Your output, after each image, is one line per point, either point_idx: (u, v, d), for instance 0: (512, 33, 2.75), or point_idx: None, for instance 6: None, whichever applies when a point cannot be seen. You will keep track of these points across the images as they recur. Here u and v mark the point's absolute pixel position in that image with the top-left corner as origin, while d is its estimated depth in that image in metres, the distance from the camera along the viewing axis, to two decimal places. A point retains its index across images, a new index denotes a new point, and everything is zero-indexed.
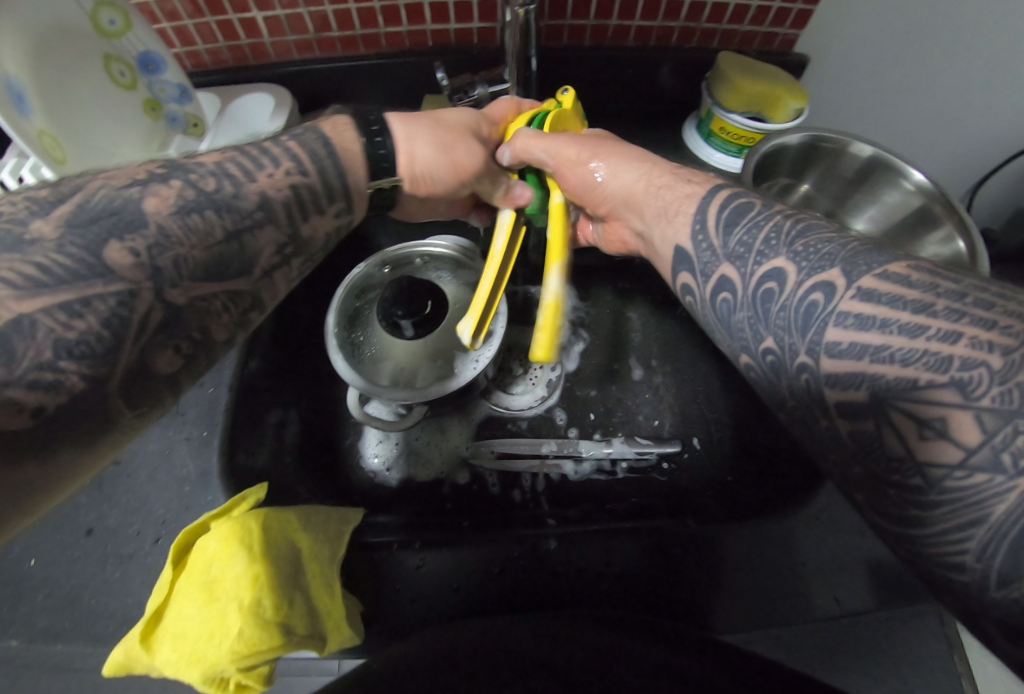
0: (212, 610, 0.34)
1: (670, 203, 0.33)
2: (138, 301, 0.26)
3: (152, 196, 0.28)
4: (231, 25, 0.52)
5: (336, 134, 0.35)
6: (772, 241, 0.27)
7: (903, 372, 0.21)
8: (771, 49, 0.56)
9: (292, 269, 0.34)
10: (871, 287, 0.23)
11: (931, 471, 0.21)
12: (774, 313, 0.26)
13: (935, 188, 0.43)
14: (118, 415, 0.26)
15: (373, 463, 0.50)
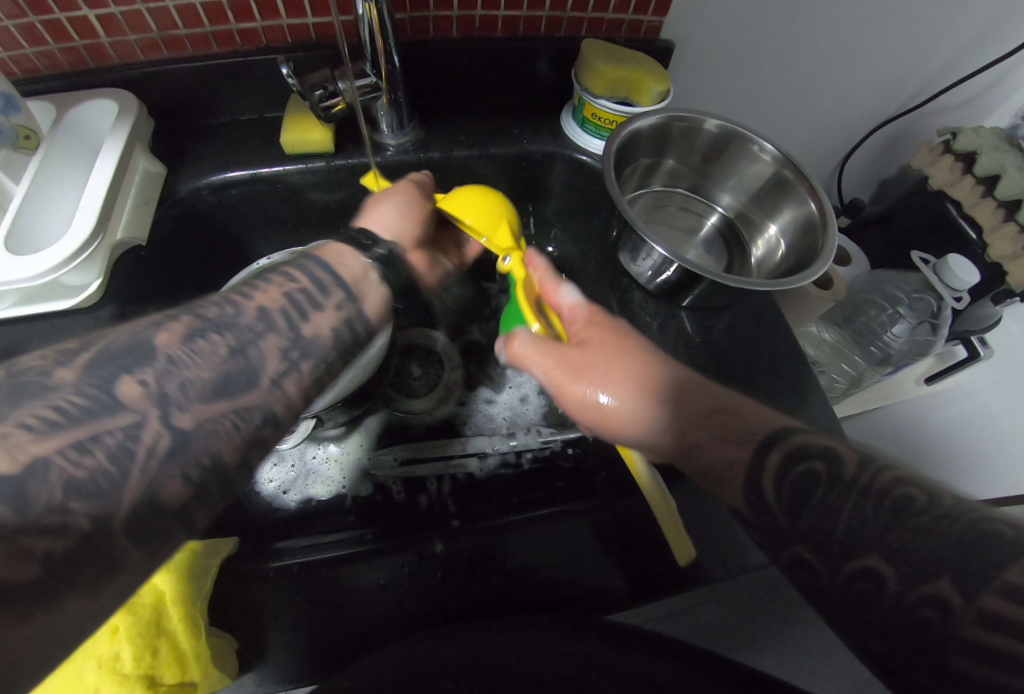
0: (69, 672, 0.32)
1: (712, 465, 0.34)
2: (145, 429, 0.26)
3: (165, 330, 0.28)
4: (59, 26, 0.47)
5: (332, 256, 0.36)
6: (861, 528, 0.28)
7: None
8: (639, 36, 0.56)
9: (304, 374, 0.32)
10: (995, 612, 0.23)
11: None
12: (880, 616, 0.26)
13: (784, 156, 0.46)
14: (126, 556, 0.25)
15: (269, 489, 0.48)
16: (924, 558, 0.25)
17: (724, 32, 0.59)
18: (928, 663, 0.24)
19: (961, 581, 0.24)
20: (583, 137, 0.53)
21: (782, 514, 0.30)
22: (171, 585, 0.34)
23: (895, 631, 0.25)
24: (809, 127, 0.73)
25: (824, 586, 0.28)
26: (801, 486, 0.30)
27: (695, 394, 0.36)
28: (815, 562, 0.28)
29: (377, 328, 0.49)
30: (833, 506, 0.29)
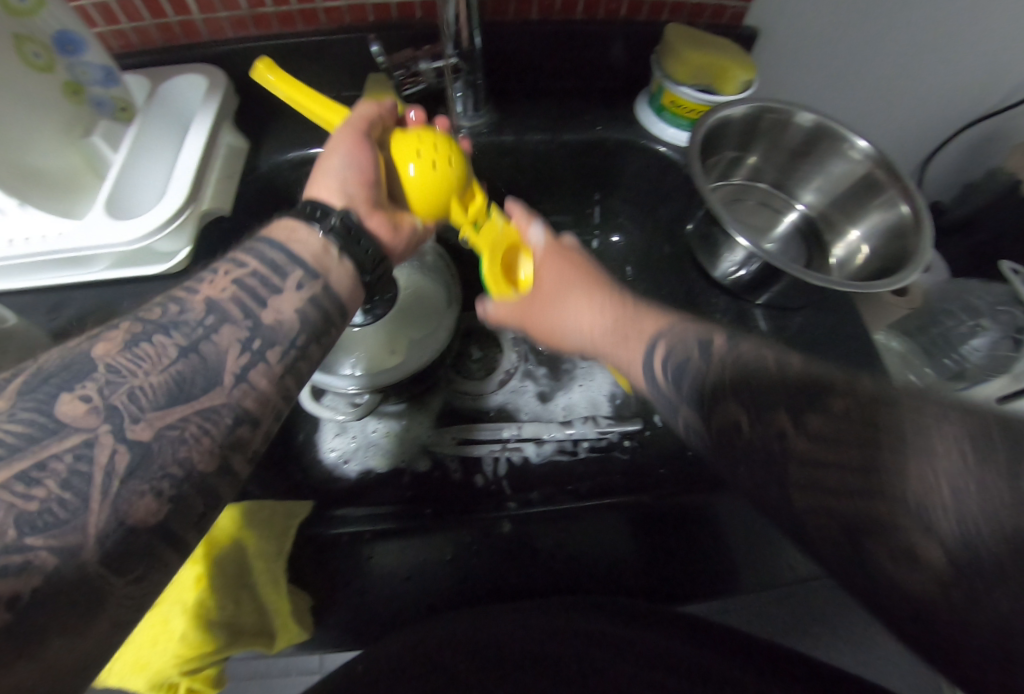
0: (154, 616, 0.33)
1: (624, 357, 0.35)
2: (98, 448, 0.25)
3: (101, 341, 0.28)
4: (158, 2, 0.49)
5: (279, 233, 0.35)
6: (719, 384, 0.29)
7: (869, 505, 0.24)
8: (721, 22, 0.55)
9: (274, 365, 0.31)
10: (816, 429, 0.26)
11: (907, 588, 0.22)
12: (741, 451, 0.27)
13: (878, 155, 0.44)
14: (109, 584, 0.24)
15: (330, 458, 0.50)
16: (768, 398, 0.28)
17: (811, 20, 0.56)
18: (777, 481, 0.26)
19: (789, 408, 0.27)
20: (659, 125, 0.52)
21: (666, 385, 0.32)
22: (254, 541, 0.35)
23: (752, 464, 0.27)
24: (891, 123, 0.69)
25: (702, 434, 0.30)
26: (676, 363, 0.31)
27: (622, 311, 0.37)
28: (696, 421, 0.30)
29: (444, 309, 0.51)
30: (706, 377, 0.30)
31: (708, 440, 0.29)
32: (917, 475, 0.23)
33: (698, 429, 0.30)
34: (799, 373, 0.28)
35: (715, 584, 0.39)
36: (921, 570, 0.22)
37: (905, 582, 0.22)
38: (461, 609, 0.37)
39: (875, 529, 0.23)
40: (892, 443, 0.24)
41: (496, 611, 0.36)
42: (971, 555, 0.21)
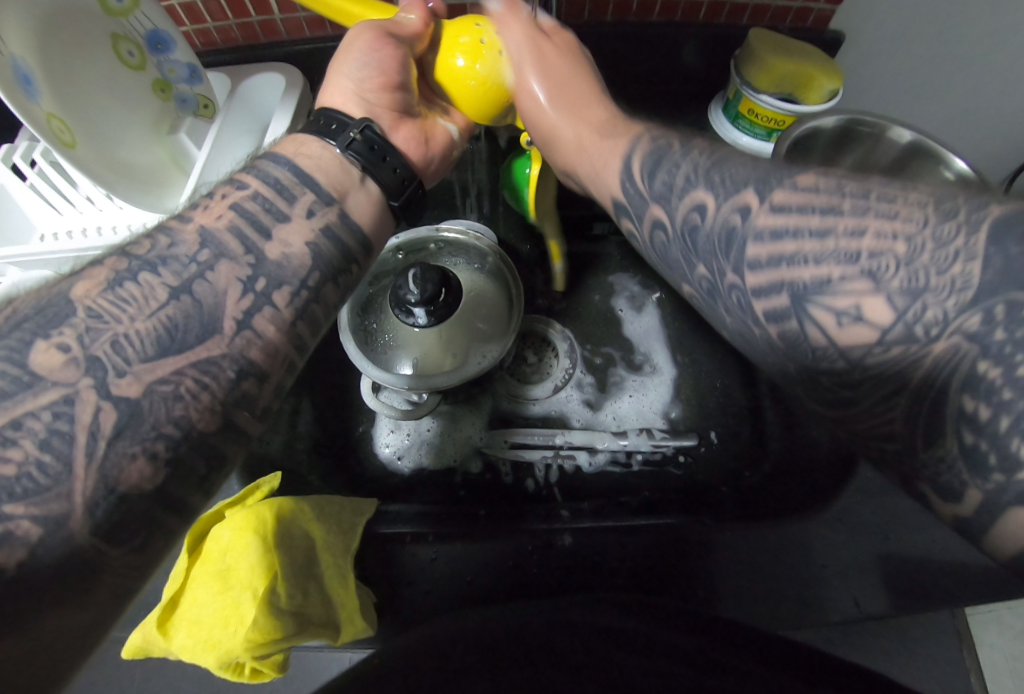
0: (226, 598, 0.34)
1: (598, 160, 0.35)
2: (80, 405, 0.23)
3: (82, 280, 0.26)
4: (241, 2, 0.50)
5: (300, 156, 0.34)
6: (692, 178, 0.28)
7: (817, 271, 0.23)
8: (805, 25, 0.52)
9: (282, 311, 0.30)
10: (783, 200, 0.24)
11: (853, 354, 0.22)
12: (703, 240, 0.27)
13: (978, 177, 0.40)
14: (104, 557, 0.23)
15: (385, 453, 0.51)
16: (738, 179, 0.26)
17: (902, 27, 0.53)
18: (734, 263, 0.26)
19: (758, 184, 0.25)
20: (733, 132, 0.51)
21: (638, 187, 0.32)
22: (325, 533, 0.38)
23: (710, 250, 0.27)
24: (978, 132, 0.65)
25: (671, 239, 0.30)
26: (653, 162, 0.31)
27: (612, 118, 0.36)
28: (663, 216, 0.30)
29: (508, 318, 0.51)
30: (677, 161, 0.30)
31: (676, 239, 0.29)
32: (872, 236, 0.21)
33: (670, 235, 0.30)
34: (774, 162, 0.26)
35: (748, 608, 0.38)
36: (863, 328, 0.21)
37: (846, 344, 0.22)
38: (500, 604, 0.36)
39: (816, 291, 0.23)
40: (851, 207, 0.22)
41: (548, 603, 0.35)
42: (924, 311, 0.20)
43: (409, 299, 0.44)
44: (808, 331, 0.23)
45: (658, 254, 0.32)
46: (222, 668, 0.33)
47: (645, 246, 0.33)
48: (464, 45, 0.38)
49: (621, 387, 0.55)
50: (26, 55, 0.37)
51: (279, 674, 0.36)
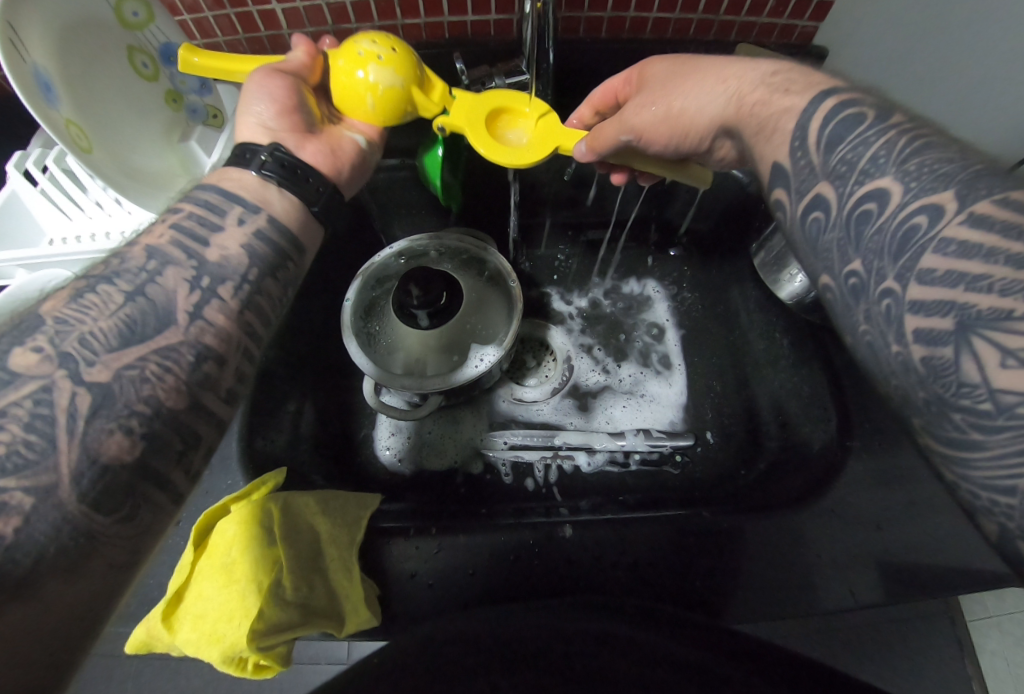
0: (231, 591, 0.34)
1: (768, 119, 0.32)
2: (57, 391, 0.25)
3: (46, 299, 0.28)
4: (251, 18, 0.53)
5: (214, 181, 0.35)
6: (882, 158, 0.26)
7: (1001, 302, 0.21)
8: (790, 42, 0.55)
9: (229, 304, 0.32)
10: (985, 212, 0.22)
11: (1002, 397, 0.21)
12: (870, 232, 0.26)
13: None
14: (96, 526, 0.25)
15: (385, 455, 0.52)
16: (943, 173, 0.24)
17: None
18: (897, 263, 0.24)
19: (959, 188, 0.23)
20: None
21: (816, 157, 0.29)
22: (330, 527, 0.39)
23: (877, 246, 0.25)
24: None
25: (829, 222, 0.28)
26: (842, 130, 0.28)
27: (774, 67, 0.35)
28: (830, 195, 0.28)
29: (506, 318, 0.52)
30: (868, 139, 0.27)
31: (837, 226, 0.28)
32: None
33: (828, 218, 0.28)
34: (991, 167, 0.24)
35: (748, 606, 0.38)
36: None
37: (1000, 386, 0.21)
38: (509, 606, 0.37)
39: (994, 321, 0.21)
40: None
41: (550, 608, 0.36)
42: None
43: (411, 303, 0.46)
44: (963, 359, 0.22)
45: (805, 236, 0.30)
46: (227, 661, 0.33)
47: (791, 224, 0.31)
48: (347, 61, 0.37)
49: (619, 392, 0.56)
50: (47, 63, 0.38)
51: (285, 667, 0.36)
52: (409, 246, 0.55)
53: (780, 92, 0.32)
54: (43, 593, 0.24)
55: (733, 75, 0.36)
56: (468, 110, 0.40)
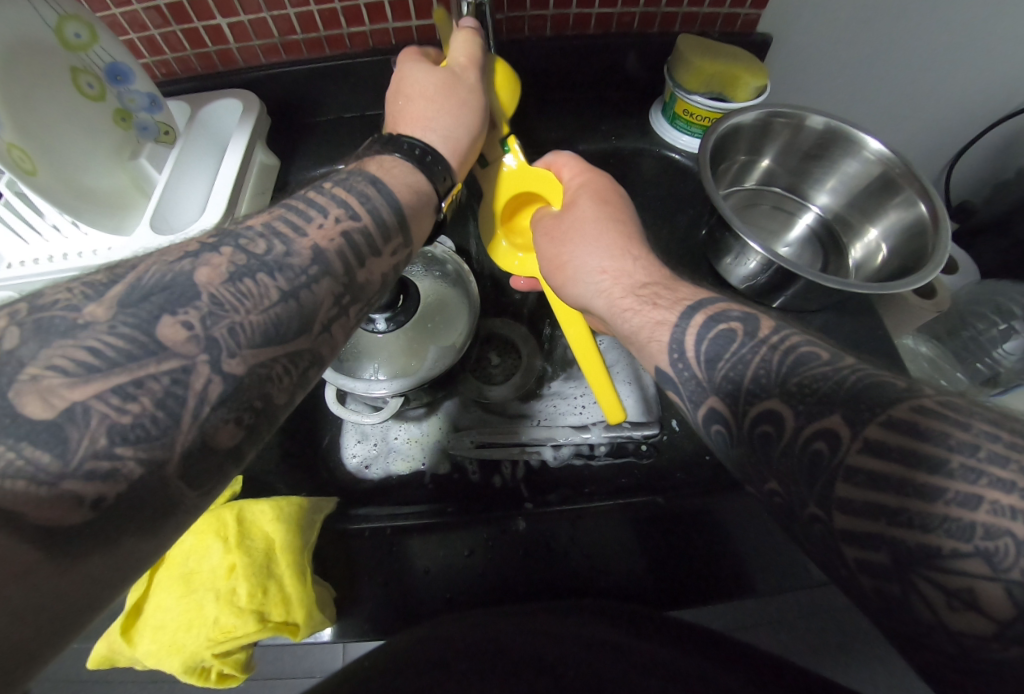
0: (189, 601, 0.35)
1: (638, 327, 0.34)
2: (195, 374, 0.24)
3: (204, 265, 0.26)
4: (197, 33, 0.53)
5: (384, 174, 0.34)
6: (763, 379, 0.27)
7: (926, 538, 0.21)
8: (734, 30, 0.56)
9: (350, 320, 0.31)
10: (879, 440, 0.23)
11: (963, 637, 0.20)
12: (776, 455, 0.25)
13: (891, 156, 0.46)
14: (182, 496, 0.23)
15: (352, 463, 0.52)
16: (824, 395, 0.25)
17: (825, 28, 0.56)
18: (815, 489, 0.24)
19: (849, 413, 0.24)
20: (672, 133, 0.55)
21: (697, 368, 0.30)
22: (284, 534, 0.38)
23: (787, 470, 0.25)
24: (914, 122, 0.67)
25: (734, 436, 0.28)
26: (716, 347, 0.29)
27: (652, 278, 0.36)
28: (725, 410, 0.28)
29: (466, 319, 0.52)
30: (745, 356, 0.28)
31: (743, 441, 0.27)
32: (988, 509, 0.20)
33: (733, 433, 0.28)
34: (857, 365, 0.26)
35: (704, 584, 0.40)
36: (979, 617, 0.20)
37: (956, 628, 0.21)
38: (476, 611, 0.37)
39: (928, 560, 0.21)
40: (959, 466, 0.21)
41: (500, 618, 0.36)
42: None
43: (369, 307, 0.47)
44: (912, 597, 0.21)
45: (714, 445, 0.29)
46: (185, 672, 0.35)
47: (693, 427, 0.31)
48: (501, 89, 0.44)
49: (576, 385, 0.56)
50: None
51: (245, 675, 0.36)
52: None
53: (650, 302, 0.34)
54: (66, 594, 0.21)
55: (621, 265, 0.37)
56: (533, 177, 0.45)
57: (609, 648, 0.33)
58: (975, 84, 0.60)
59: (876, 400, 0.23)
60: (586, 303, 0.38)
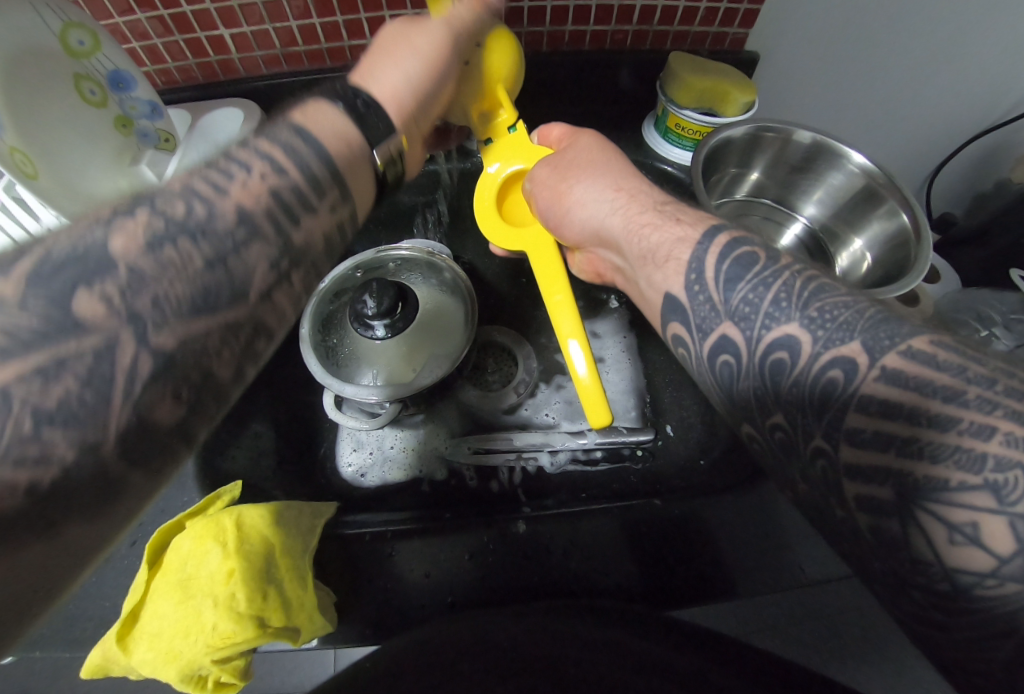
0: (187, 608, 0.34)
1: (657, 245, 0.33)
2: (120, 351, 0.22)
3: (118, 233, 0.24)
4: (200, 44, 0.54)
5: (310, 121, 0.31)
6: (783, 301, 0.28)
7: (936, 471, 0.23)
8: (723, 48, 0.58)
9: (294, 285, 0.30)
10: (896, 369, 0.24)
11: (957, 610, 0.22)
12: (787, 387, 0.27)
13: (876, 169, 0.48)
14: (131, 476, 0.23)
15: (348, 472, 0.51)
16: (848, 321, 0.26)
17: (809, 47, 0.59)
18: (824, 427, 0.26)
19: (869, 348, 0.25)
20: (665, 145, 0.57)
21: (712, 293, 0.30)
22: (283, 537, 0.38)
23: (797, 401, 0.26)
24: (895, 136, 0.70)
25: (742, 369, 0.29)
26: (736, 272, 0.29)
27: (667, 198, 0.36)
28: (737, 341, 0.29)
29: (462, 328, 0.53)
30: (766, 281, 0.28)
31: (751, 374, 0.28)
32: (1001, 439, 0.22)
33: (740, 365, 0.29)
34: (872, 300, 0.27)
35: (701, 586, 0.40)
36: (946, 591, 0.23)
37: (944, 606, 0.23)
38: (474, 612, 0.38)
39: (932, 494, 0.23)
40: (975, 397, 0.23)
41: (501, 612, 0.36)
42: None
43: (368, 314, 0.47)
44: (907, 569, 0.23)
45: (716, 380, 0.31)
46: (183, 681, 0.34)
47: (698, 359, 0.32)
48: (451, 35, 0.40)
49: (561, 388, 0.57)
50: None
51: (244, 682, 0.36)
52: (368, 260, 0.55)
53: (666, 220, 0.34)
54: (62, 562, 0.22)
55: (626, 185, 0.38)
56: (513, 147, 0.46)
57: (606, 646, 0.33)
58: (953, 101, 0.63)
59: (876, 344, 0.25)
60: (591, 228, 0.38)
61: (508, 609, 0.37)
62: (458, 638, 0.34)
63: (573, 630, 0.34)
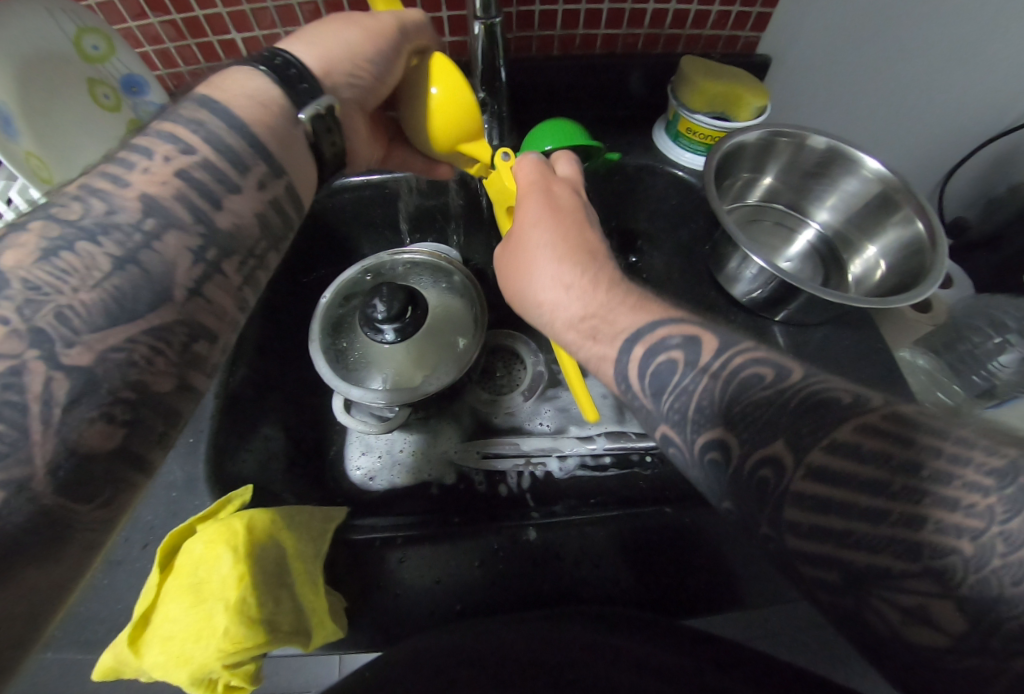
0: (198, 612, 0.34)
1: (589, 357, 0.36)
2: (31, 373, 0.24)
3: (10, 249, 0.26)
4: (212, 47, 0.54)
5: (227, 91, 0.33)
6: (705, 409, 0.29)
7: (899, 542, 0.23)
8: (735, 51, 0.57)
9: (228, 277, 0.31)
10: (821, 467, 0.25)
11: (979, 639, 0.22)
12: (728, 481, 0.28)
13: (890, 176, 0.48)
14: (73, 514, 0.25)
15: (357, 476, 0.52)
16: (774, 419, 0.27)
17: (821, 52, 0.58)
18: (767, 514, 0.26)
19: (792, 441, 0.26)
20: (675, 150, 0.56)
21: (648, 400, 0.32)
22: (296, 543, 0.39)
23: (736, 495, 0.27)
24: (907, 141, 0.69)
25: (687, 461, 0.30)
26: (660, 379, 0.31)
27: (592, 302, 0.36)
28: (682, 432, 0.30)
29: (471, 332, 0.53)
30: (696, 382, 0.30)
31: (692, 470, 0.29)
32: (961, 510, 0.23)
33: (683, 460, 0.30)
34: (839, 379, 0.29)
35: (712, 593, 0.40)
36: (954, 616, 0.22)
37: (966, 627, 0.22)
38: (484, 618, 0.38)
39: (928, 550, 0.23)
40: (948, 455, 0.24)
41: (515, 620, 0.36)
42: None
43: (378, 317, 0.46)
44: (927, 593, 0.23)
45: (705, 475, 0.28)
46: (194, 683, 0.34)
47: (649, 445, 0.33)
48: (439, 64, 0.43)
49: (551, 399, 0.56)
50: None
51: (254, 687, 0.36)
52: (376, 265, 0.56)
53: (594, 331, 0.36)
54: (35, 570, 0.24)
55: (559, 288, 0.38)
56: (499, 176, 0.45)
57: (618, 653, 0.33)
58: (966, 105, 0.62)
59: (799, 439, 0.26)
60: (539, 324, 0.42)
61: (523, 614, 0.37)
62: (465, 644, 0.34)
63: (586, 638, 0.34)
